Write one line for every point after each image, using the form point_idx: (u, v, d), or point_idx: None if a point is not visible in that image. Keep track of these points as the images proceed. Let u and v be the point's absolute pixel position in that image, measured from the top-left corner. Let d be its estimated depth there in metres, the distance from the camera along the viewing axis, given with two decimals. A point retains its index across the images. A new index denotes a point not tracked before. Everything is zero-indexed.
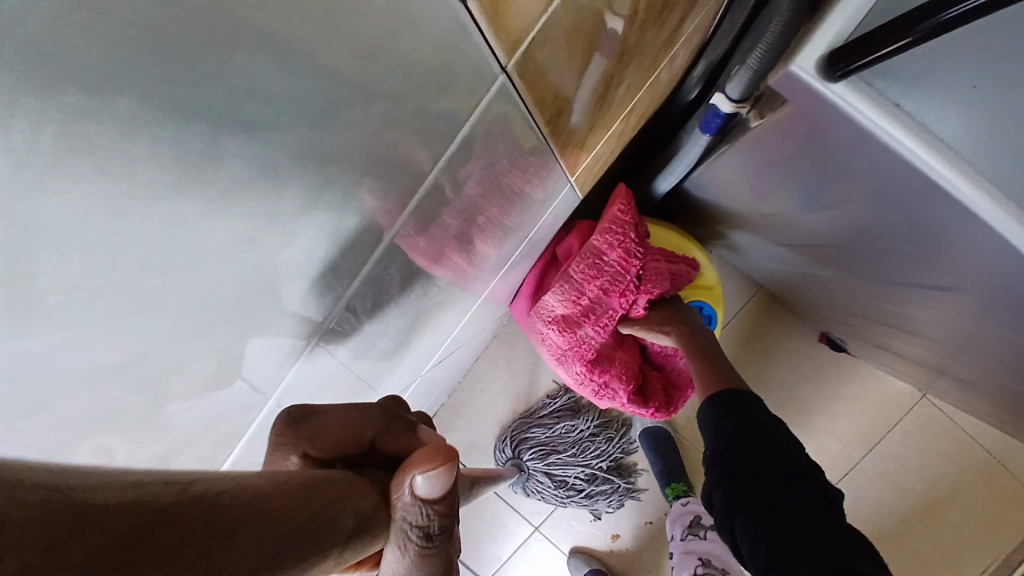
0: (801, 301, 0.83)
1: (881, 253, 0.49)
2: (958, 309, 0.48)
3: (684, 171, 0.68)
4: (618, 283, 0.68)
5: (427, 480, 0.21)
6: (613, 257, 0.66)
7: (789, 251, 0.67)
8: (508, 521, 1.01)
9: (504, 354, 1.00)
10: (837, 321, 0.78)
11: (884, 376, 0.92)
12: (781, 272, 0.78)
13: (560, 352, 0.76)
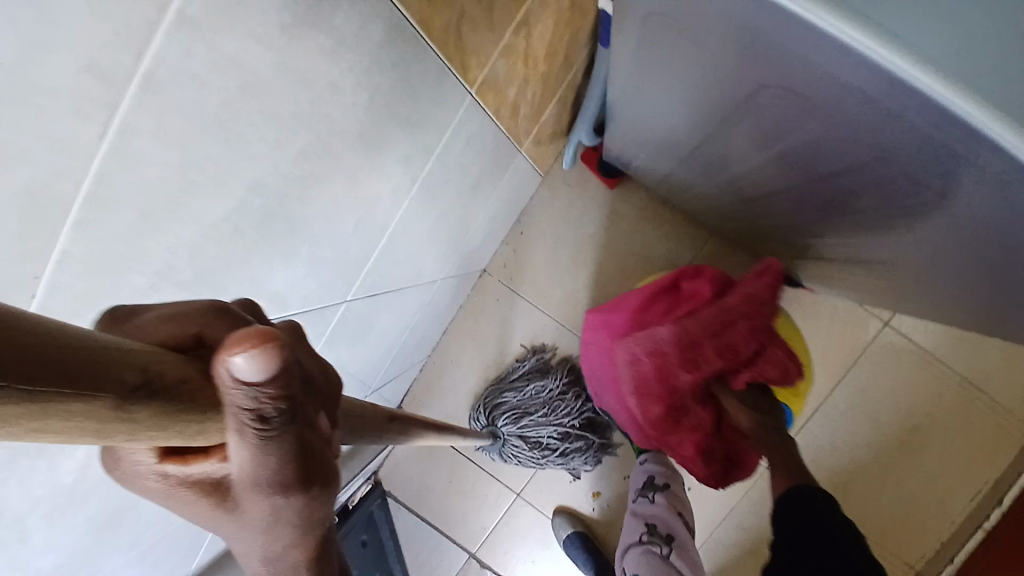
0: (754, 237, 0.83)
1: (877, 182, 0.40)
2: (944, 237, 0.41)
3: (600, 92, 0.72)
4: (733, 347, 0.63)
5: (244, 357, 0.17)
6: (742, 324, 0.63)
7: (757, 181, 0.60)
8: (489, 490, 1.03)
9: (469, 326, 0.99)
10: (790, 247, 0.77)
11: (846, 308, 0.94)
12: (732, 208, 0.76)
13: (642, 385, 0.70)
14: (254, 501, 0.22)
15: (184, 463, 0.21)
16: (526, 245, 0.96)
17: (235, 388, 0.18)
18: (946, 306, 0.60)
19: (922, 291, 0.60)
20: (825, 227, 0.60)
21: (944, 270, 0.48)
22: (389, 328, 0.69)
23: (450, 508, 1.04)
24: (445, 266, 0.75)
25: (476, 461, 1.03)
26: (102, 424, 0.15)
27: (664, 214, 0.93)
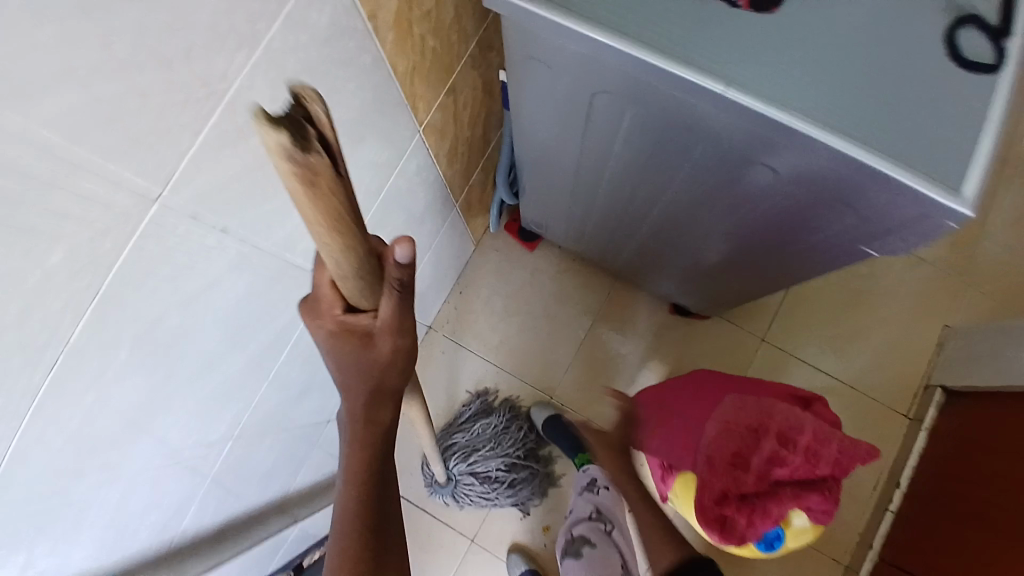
0: (646, 270, 1.06)
1: (683, 149, 0.66)
2: (765, 167, 0.62)
3: (507, 154, 0.93)
4: (800, 463, 0.76)
5: (402, 249, 0.33)
6: (846, 462, 0.78)
7: (622, 191, 0.83)
8: (443, 538, 1.06)
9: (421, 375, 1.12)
10: (670, 267, 0.99)
11: (732, 331, 1.15)
12: (622, 242, 1.00)
13: (745, 421, 0.78)
14: (361, 354, 0.41)
15: (349, 315, 0.40)
16: (464, 301, 1.15)
17: (393, 265, 0.34)
18: (774, 272, 0.83)
19: (755, 258, 0.82)
20: (677, 217, 0.83)
21: (761, 210, 0.70)
22: None
23: (407, 563, 1.07)
24: None
25: (429, 511, 1.07)
26: (348, 257, 0.34)
27: (574, 270, 1.16)
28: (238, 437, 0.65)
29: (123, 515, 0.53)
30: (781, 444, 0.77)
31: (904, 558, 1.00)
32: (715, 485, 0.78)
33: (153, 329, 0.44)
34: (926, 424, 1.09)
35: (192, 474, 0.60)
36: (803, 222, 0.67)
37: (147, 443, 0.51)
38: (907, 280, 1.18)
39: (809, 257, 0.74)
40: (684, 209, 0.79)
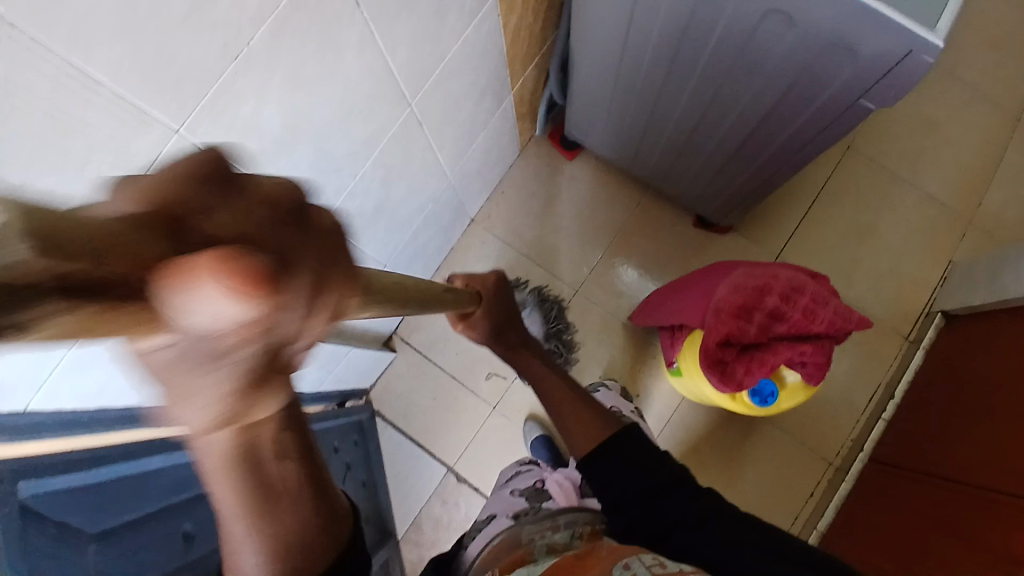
0: (671, 178, 1.19)
1: (722, 19, 0.75)
2: (779, 36, 0.72)
3: (563, 48, 1.06)
4: (799, 319, 0.88)
5: (224, 292, 0.17)
6: (842, 327, 0.89)
7: (661, 81, 0.94)
8: (469, 404, 1.25)
9: (459, 261, 1.30)
10: (694, 170, 1.12)
11: (746, 246, 1.26)
12: (652, 145, 1.13)
13: (758, 280, 0.90)
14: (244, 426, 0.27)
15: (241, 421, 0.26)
16: (507, 204, 1.32)
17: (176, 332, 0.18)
18: (786, 160, 0.95)
19: (771, 147, 0.94)
20: (705, 107, 0.94)
21: (776, 91, 0.81)
22: (418, 186, 0.99)
23: (437, 423, 1.25)
24: (454, 165, 1.07)
25: (459, 382, 1.26)
26: (117, 328, 0.18)
27: (606, 183, 1.32)
28: None
29: None
30: (784, 301, 0.89)
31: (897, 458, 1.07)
32: (722, 331, 0.89)
33: (302, 81, 0.60)
34: (925, 343, 1.17)
35: None
36: (807, 89, 0.78)
37: None
38: (911, 216, 1.25)
39: (812, 129, 0.85)
40: (707, 101, 0.91)
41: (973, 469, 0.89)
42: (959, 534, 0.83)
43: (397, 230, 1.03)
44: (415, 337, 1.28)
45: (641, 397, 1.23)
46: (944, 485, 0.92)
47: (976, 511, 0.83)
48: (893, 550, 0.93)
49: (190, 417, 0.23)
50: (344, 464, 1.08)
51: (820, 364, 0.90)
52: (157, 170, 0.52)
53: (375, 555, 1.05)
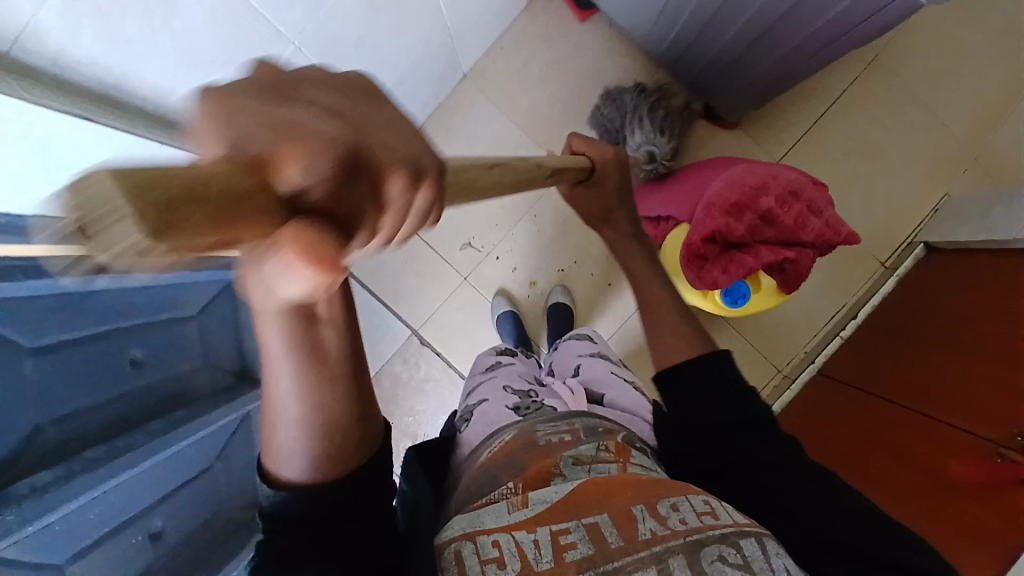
0: (686, 58, 1.10)
1: None
2: None
3: None
4: (788, 225, 0.86)
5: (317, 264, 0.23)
6: (827, 239, 0.88)
7: None
8: (441, 272, 1.23)
9: (445, 123, 1.22)
10: (711, 53, 1.03)
11: (748, 147, 1.20)
12: (672, 18, 1.02)
13: (757, 180, 0.86)
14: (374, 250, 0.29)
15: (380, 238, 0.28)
16: (504, 63, 1.22)
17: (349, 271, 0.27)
18: (810, 51, 0.88)
19: (797, 34, 0.86)
20: None
21: None
22: (409, 23, 0.89)
23: (406, 286, 1.23)
24: (450, 6, 0.96)
25: (433, 248, 1.23)
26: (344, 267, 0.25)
27: (615, 55, 1.21)
28: (297, 47, 0.71)
29: (196, 54, 0.59)
30: (778, 204, 0.86)
31: (843, 374, 1.12)
32: (710, 226, 0.86)
33: None
34: (899, 271, 1.17)
35: (254, 56, 0.66)
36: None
37: None
38: (919, 140, 1.19)
39: (853, 15, 0.77)
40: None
41: (922, 398, 0.93)
42: (899, 456, 0.91)
43: (382, 72, 0.93)
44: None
45: (613, 287, 1.22)
46: (887, 407, 0.98)
47: (941, 444, 0.85)
48: (835, 461, 1.01)
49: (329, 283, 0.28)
50: None
51: (799, 273, 0.89)
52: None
53: None
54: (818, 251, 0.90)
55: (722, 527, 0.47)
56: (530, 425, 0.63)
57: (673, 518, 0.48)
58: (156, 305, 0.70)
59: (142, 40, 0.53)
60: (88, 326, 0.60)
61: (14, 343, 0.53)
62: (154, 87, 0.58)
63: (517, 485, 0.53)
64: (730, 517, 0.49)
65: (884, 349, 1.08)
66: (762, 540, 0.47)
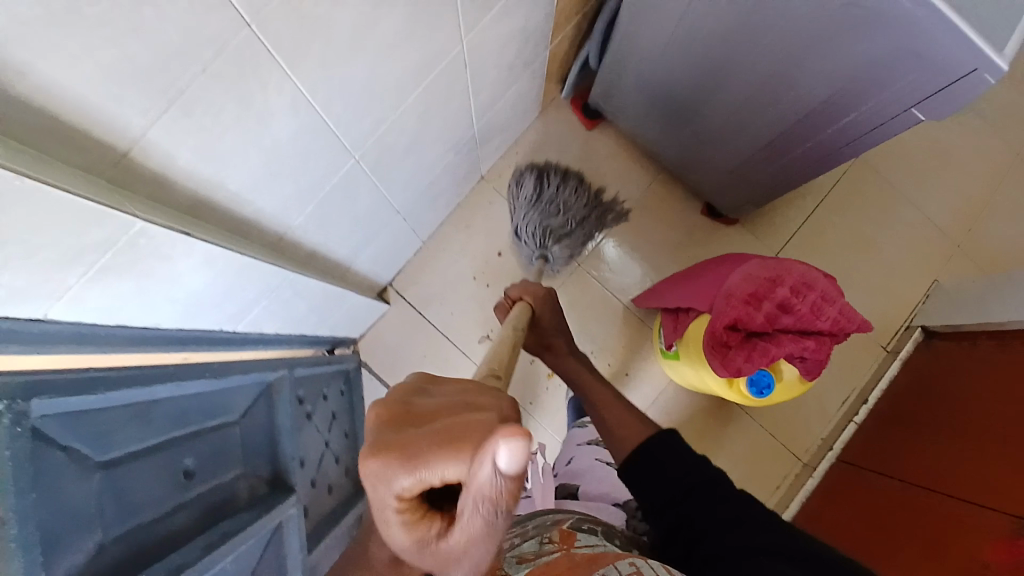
0: (689, 164, 1.20)
1: (773, 17, 0.76)
2: (829, 39, 0.74)
3: (604, 22, 1.07)
4: (805, 317, 0.90)
5: (496, 456, 0.30)
6: (844, 328, 0.91)
7: (692, 66, 0.95)
8: (460, 365, 1.24)
9: (463, 221, 1.28)
10: (714, 160, 1.13)
11: (749, 241, 1.29)
12: (675, 130, 1.14)
13: (769, 275, 0.92)
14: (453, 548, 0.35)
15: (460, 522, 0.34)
16: (517, 165, 1.30)
17: (481, 477, 0.31)
18: (809, 160, 0.98)
19: (797, 145, 0.96)
20: (738, 100, 0.95)
21: (816, 92, 0.83)
22: (447, 136, 0.97)
23: None
24: (481, 120, 1.05)
25: (452, 341, 1.24)
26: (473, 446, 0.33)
27: (620, 159, 1.32)
28: (356, 158, 0.76)
29: (270, 164, 0.61)
30: (793, 295, 0.91)
31: (864, 465, 1.12)
32: (729, 315, 0.91)
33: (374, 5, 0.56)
34: (901, 355, 1.23)
35: (322, 169, 0.70)
36: (855, 92, 0.79)
37: (323, 114, 0.63)
38: (903, 231, 1.30)
39: (852, 132, 0.86)
40: (750, 91, 0.91)
41: (945, 481, 0.93)
42: (929, 541, 0.88)
43: (419, 177, 0.99)
44: (411, 292, 1.26)
45: (631, 377, 1.26)
46: (914, 496, 0.96)
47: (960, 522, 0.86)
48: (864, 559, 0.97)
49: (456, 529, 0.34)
50: (330, 413, 1.06)
51: (818, 361, 0.93)
52: (223, 64, 0.46)
53: (353, 504, 1.06)
54: (836, 339, 0.93)
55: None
56: (489, 539, 0.61)
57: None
58: (205, 412, 0.68)
59: (237, 156, 0.55)
60: (146, 437, 0.58)
61: (81, 455, 0.50)
62: (237, 195, 0.60)
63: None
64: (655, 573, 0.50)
65: (900, 437, 1.09)
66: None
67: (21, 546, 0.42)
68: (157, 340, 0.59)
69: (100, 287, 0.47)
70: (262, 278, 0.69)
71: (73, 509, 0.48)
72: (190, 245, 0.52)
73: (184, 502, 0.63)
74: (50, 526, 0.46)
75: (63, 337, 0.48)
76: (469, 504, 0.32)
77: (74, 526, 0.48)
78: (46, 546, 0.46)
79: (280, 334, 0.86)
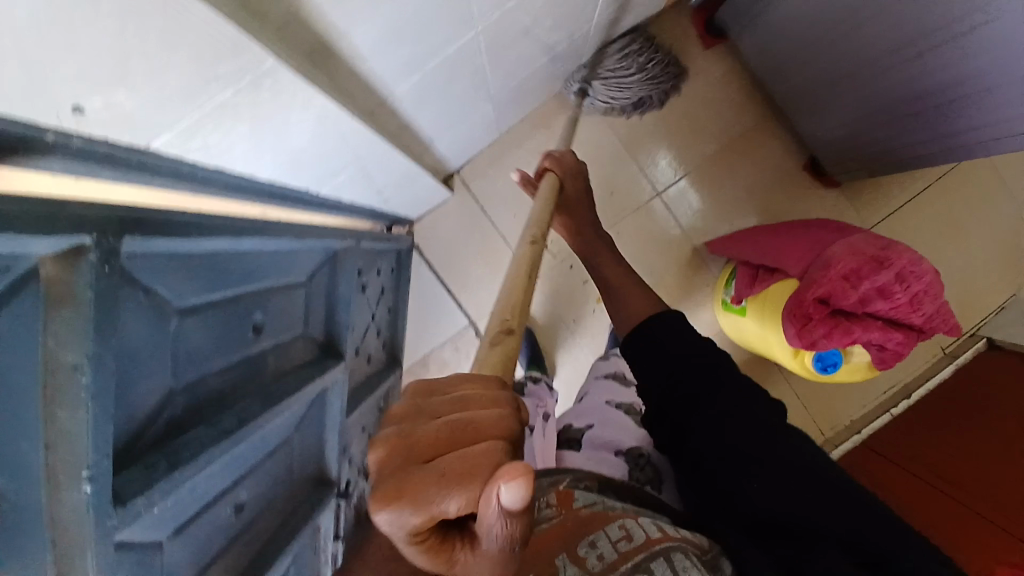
0: (805, 111, 1.08)
1: None
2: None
3: None
4: (898, 309, 0.85)
5: (510, 490, 0.25)
6: (933, 324, 0.86)
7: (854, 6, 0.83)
8: None
9: (546, 120, 1.19)
10: (837, 117, 1.02)
11: (840, 206, 1.19)
12: (804, 72, 1.01)
13: (873, 261, 0.85)
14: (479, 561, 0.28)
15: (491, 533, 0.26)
16: None
17: (503, 515, 0.25)
18: (947, 143, 0.87)
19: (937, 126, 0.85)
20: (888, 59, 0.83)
21: (985, 75, 0.72)
22: (564, 24, 0.86)
23: (471, 274, 1.21)
24: (602, 12, 0.92)
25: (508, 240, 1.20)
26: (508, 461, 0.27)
27: (731, 87, 1.20)
28: (478, 31, 0.67)
29: (401, 19, 0.53)
30: (896, 281, 0.84)
31: (907, 460, 1.07)
32: (822, 288, 0.85)
33: None
34: (958, 360, 1.18)
35: (444, 35, 0.62)
36: None
37: None
38: (1007, 236, 1.19)
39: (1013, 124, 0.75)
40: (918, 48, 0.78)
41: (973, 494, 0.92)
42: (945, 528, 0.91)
43: (522, 64, 0.90)
44: (476, 183, 1.20)
45: None
46: (941, 500, 0.95)
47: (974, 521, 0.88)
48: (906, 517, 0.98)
49: (485, 538, 0.26)
50: (380, 288, 1.04)
51: (897, 354, 0.88)
52: None
53: (385, 379, 1.09)
54: (920, 334, 0.88)
55: (642, 551, 0.45)
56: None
57: (590, 559, 0.45)
58: (277, 269, 0.66)
59: (370, 8, 0.48)
60: (222, 287, 0.55)
61: (161, 298, 0.47)
62: (357, 47, 0.52)
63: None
64: (645, 535, 0.47)
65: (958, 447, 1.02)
66: (670, 556, 0.45)
67: (94, 393, 0.36)
68: (244, 189, 0.55)
69: (211, 126, 0.42)
70: (355, 145, 0.64)
71: (147, 354, 0.46)
72: (304, 97, 0.47)
73: (246, 357, 0.61)
74: (119, 370, 0.42)
75: (161, 171, 0.44)
76: (485, 536, 0.26)
77: (143, 371, 0.45)
78: (119, 388, 0.43)
79: (353, 203, 0.82)
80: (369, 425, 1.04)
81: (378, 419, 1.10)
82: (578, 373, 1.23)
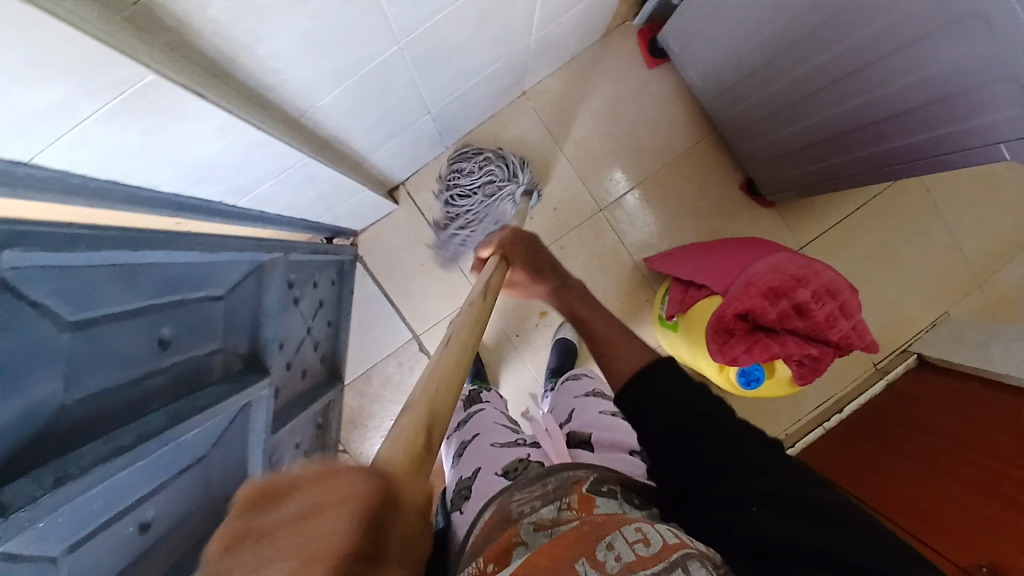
0: (740, 132, 1.12)
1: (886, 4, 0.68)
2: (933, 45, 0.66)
3: None
4: (819, 325, 0.88)
5: None
6: (849, 342, 0.89)
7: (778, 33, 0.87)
8: (453, 279, 1.21)
9: (493, 135, 1.22)
10: (768, 138, 1.06)
11: (774, 224, 1.24)
12: (738, 94, 1.05)
13: (793, 278, 0.88)
14: None
15: None
16: (564, 89, 1.22)
17: None
18: (868, 166, 0.91)
19: (858, 149, 0.89)
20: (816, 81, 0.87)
21: (898, 99, 0.76)
22: (498, 43, 0.88)
23: (415, 287, 1.22)
24: (538, 32, 0.95)
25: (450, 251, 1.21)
26: None
27: (673, 108, 1.23)
28: (400, 48, 0.68)
29: (312, 36, 0.54)
30: (812, 299, 0.87)
31: (886, 497, 0.98)
32: (739, 306, 0.88)
33: None
34: (889, 375, 1.23)
35: (362, 51, 0.63)
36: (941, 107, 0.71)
37: None
38: (933, 257, 1.25)
39: (925, 149, 0.79)
40: (838, 75, 0.82)
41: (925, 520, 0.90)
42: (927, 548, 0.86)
43: (459, 82, 0.92)
44: (422, 197, 1.21)
45: None
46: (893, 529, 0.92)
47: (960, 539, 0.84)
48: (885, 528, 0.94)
49: None
50: (318, 300, 1.04)
51: (814, 369, 0.91)
52: None
53: (323, 392, 1.08)
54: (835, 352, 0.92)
55: (658, 557, 0.40)
56: (509, 494, 0.54)
57: (608, 562, 0.40)
58: (192, 282, 0.66)
59: (272, 28, 0.49)
60: (123, 301, 0.55)
61: (50, 312, 0.47)
62: (264, 61, 0.52)
63: (478, 563, 0.44)
64: (661, 540, 0.42)
65: (939, 482, 0.95)
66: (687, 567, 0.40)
67: None
68: (148, 204, 0.55)
69: (101, 134, 0.42)
70: (274, 157, 0.64)
71: (31, 366, 0.45)
72: (200, 110, 0.47)
73: (155, 371, 0.61)
74: None
75: (48, 184, 0.44)
76: None
77: (28, 385, 0.45)
78: None
79: (281, 215, 0.82)
80: (305, 439, 1.03)
81: (315, 433, 1.09)
82: (524, 385, 1.24)
